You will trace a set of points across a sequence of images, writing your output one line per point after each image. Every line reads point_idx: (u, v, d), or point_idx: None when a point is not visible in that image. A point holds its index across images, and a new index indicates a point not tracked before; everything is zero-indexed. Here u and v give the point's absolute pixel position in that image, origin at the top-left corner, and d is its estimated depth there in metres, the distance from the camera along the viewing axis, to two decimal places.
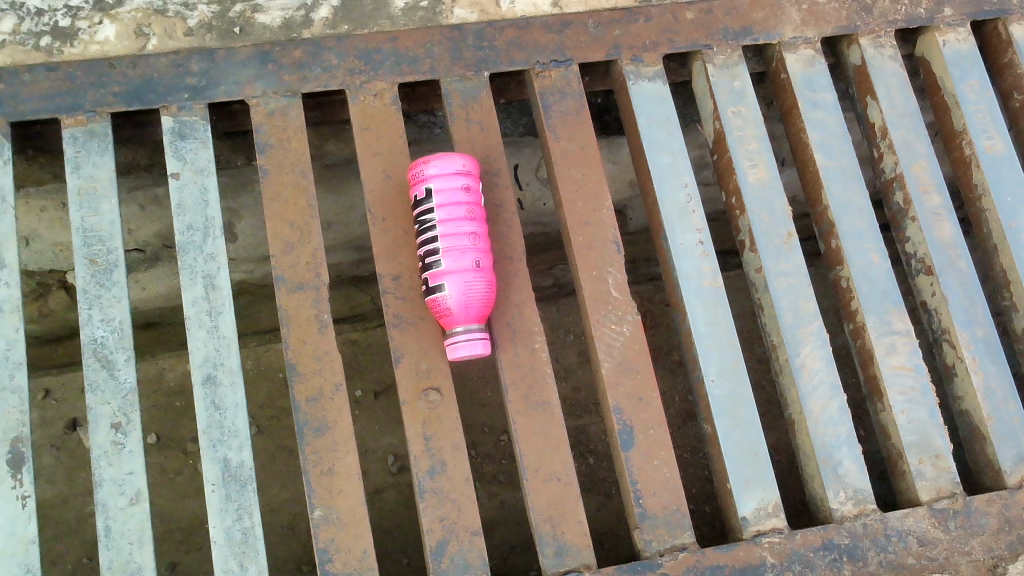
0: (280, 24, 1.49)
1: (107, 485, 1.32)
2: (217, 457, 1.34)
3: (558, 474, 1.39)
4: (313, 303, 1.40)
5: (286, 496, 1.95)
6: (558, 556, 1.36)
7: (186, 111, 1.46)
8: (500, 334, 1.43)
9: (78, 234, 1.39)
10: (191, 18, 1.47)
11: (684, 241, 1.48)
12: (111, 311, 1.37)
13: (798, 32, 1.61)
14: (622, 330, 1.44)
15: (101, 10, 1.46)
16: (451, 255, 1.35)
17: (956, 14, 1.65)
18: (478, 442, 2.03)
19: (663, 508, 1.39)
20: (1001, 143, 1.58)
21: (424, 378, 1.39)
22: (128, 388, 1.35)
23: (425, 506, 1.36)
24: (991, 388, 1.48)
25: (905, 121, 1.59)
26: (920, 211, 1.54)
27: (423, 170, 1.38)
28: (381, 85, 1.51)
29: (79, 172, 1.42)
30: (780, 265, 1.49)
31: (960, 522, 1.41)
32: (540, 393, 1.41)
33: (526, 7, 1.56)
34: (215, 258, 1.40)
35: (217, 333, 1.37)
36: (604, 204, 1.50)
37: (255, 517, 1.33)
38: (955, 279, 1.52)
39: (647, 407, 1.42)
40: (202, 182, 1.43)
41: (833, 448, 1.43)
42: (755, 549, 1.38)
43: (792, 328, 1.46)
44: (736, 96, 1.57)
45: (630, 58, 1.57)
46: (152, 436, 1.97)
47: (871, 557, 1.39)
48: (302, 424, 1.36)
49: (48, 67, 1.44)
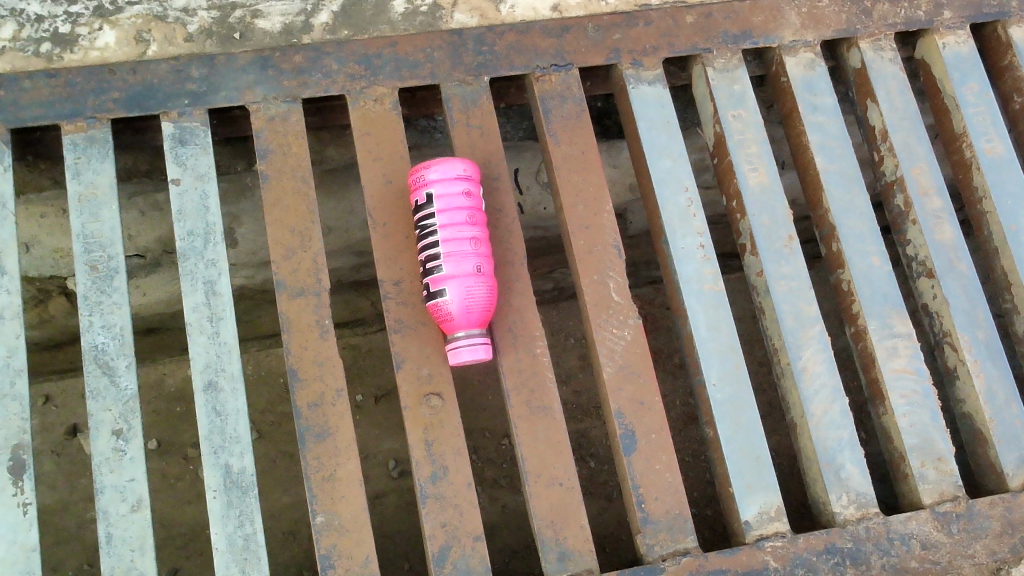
0: (280, 29, 1.49)
1: (108, 492, 1.32)
2: (219, 463, 1.33)
3: (560, 479, 1.38)
4: (314, 308, 1.40)
5: (287, 500, 1.95)
6: (560, 561, 1.35)
7: (186, 117, 1.46)
8: (501, 339, 1.42)
9: (79, 240, 1.39)
10: (191, 24, 1.47)
11: (684, 245, 1.48)
12: (112, 318, 1.37)
13: (798, 36, 1.61)
14: (624, 334, 1.44)
15: (100, 16, 1.46)
16: (452, 260, 1.35)
17: (955, 17, 1.65)
18: (479, 446, 2.03)
19: (666, 513, 1.38)
20: (1001, 146, 1.58)
21: (426, 383, 1.39)
22: (130, 394, 1.35)
23: (427, 512, 1.35)
24: (993, 391, 1.48)
25: (905, 124, 1.59)
26: (921, 213, 1.54)
27: (424, 176, 1.38)
28: (381, 90, 1.51)
29: (80, 179, 1.42)
30: (781, 268, 1.49)
31: (963, 525, 1.41)
32: (541, 398, 1.41)
33: (526, 12, 1.56)
34: (215, 264, 1.40)
35: (218, 339, 1.37)
36: (604, 208, 1.50)
37: (256, 523, 1.33)
38: (956, 281, 1.52)
39: (649, 411, 1.42)
40: (202, 188, 1.43)
41: (835, 452, 1.43)
42: (757, 553, 1.38)
43: (793, 331, 1.46)
44: (736, 100, 1.57)
45: (631, 62, 1.57)
46: (153, 442, 1.96)
47: (874, 560, 1.39)
48: (304, 431, 1.36)
49: (48, 73, 1.45)
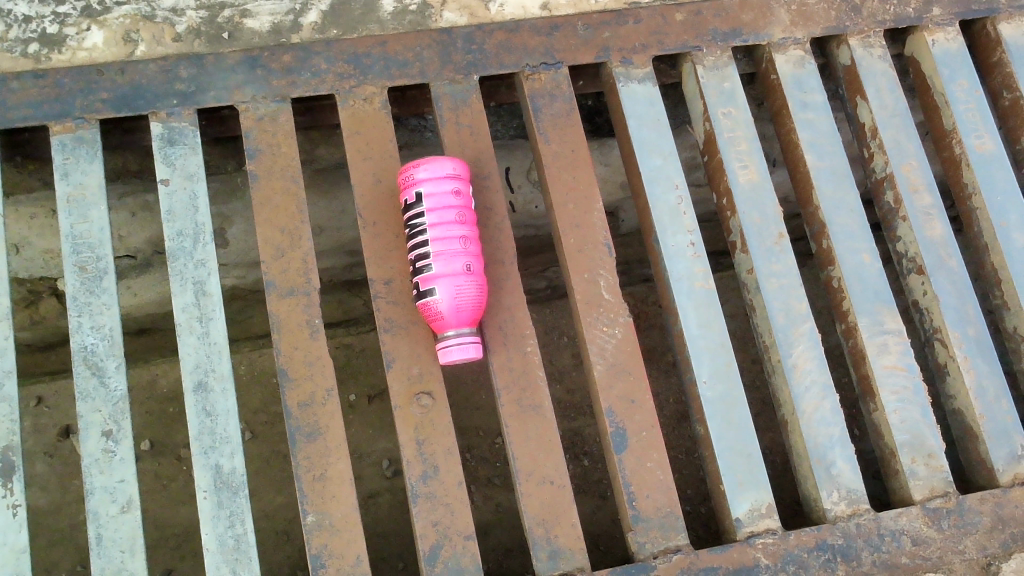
0: (268, 29, 1.48)
1: (97, 493, 1.32)
2: (210, 464, 1.33)
3: (552, 478, 1.38)
4: (304, 308, 1.40)
5: (281, 500, 1.95)
6: (552, 559, 1.35)
7: (175, 117, 1.45)
8: (492, 338, 1.42)
9: (68, 241, 1.39)
10: (179, 24, 1.46)
11: (675, 243, 1.48)
12: (101, 318, 1.37)
13: (788, 33, 1.61)
14: (614, 332, 1.44)
15: (88, 16, 1.45)
16: (442, 259, 1.34)
17: (944, 13, 1.65)
18: (472, 445, 2.02)
19: (657, 510, 1.39)
20: (991, 142, 1.59)
21: (416, 382, 1.39)
22: (119, 395, 1.35)
23: (418, 511, 1.35)
24: (984, 387, 1.48)
25: (895, 120, 1.59)
26: (911, 210, 1.54)
27: (413, 175, 1.38)
28: (371, 89, 1.50)
29: (68, 179, 1.42)
30: (771, 265, 1.49)
31: (953, 521, 1.41)
32: (532, 396, 1.41)
33: (516, 10, 1.55)
34: (205, 264, 1.39)
35: (208, 340, 1.37)
36: (595, 206, 1.50)
37: (247, 523, 1.32)
38: (946, 277, 1.52)
39: (640, 409, 1.42)
40: (192, 189, 1.42)
41: (826, 448, 1.43)
42: (748, 550, 1.38)
43: (784, 328, 1.46)
44: (725, 98, 1.57)
45: (621, 60, 1.57)
46: (145, 443, 1.96)
47: (864, 556, 1.39)
48: (294, 430, 1.36)
49: (36, 74, 1.44)
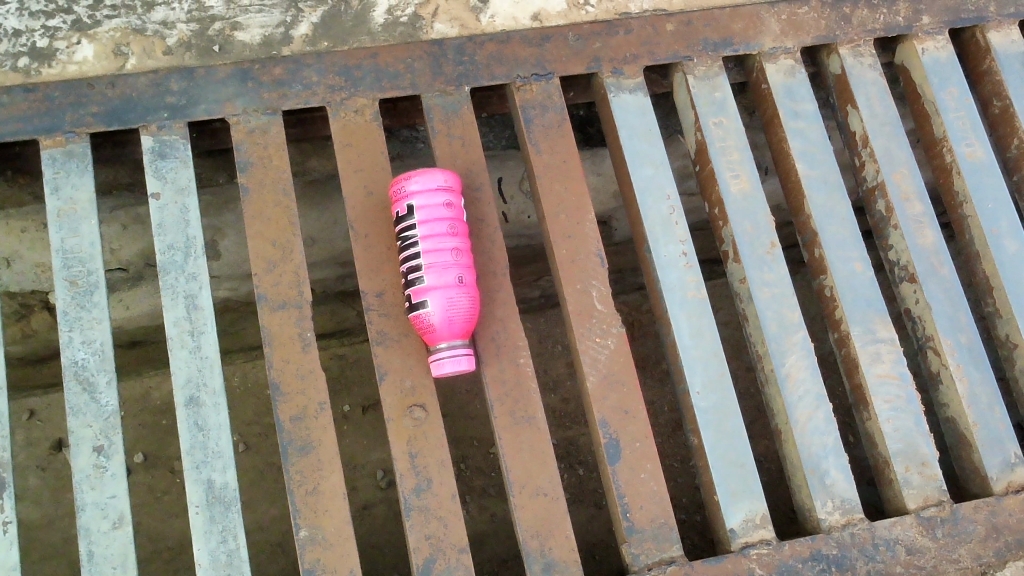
0: (259, 41, 1.48)
1: (88, 509, 1.31)
2: (202, 479, 1.32)
3: (545, 489, 1.38)
4: (296, 321, 1.39)
5: (275, 512, 1.94)
6: (546, 572, 1.35)
7: (166, 130, 1.45)
8: (485, 349, 1.42)
9: (58, 255, 1.38)
10: (170, 37, 1.46)
11: (667, 253, 1.48)
12: (92, 333, 1.36)
13: (778, 43, 1.62)
14: (608, 343, 1.44)
15: (78, 29, 1.45)
16: (434, 271, 1.34)
17: (934, 22, 1.66)
18: (467, 455, 2.02)
19: (651, 522, 1.38)
20: (980, 150, 1.59)
21: (409, 395, 1.39)
22: (110, 411, 1.34)
23: (412, 524, 1.35)
24: (976, 395, 1.48)
25: (885, 128, 1.59)
26: (902, 218, 1.55)
27: (404, 187, 1.37)
28: (362, 100, 1.50)
29: (59, 194, 1.41)
30: (763, 275, 1.49)
31: (948, 529, 1.41)
32: (525, 408, 1.41)
33: (507, 21, 1.56)
34: (196, 278, 1.39)
35: (200, 354, 1.36)
36: (587, 217, 1.50)
37: (239, 539, 1.32)
38: (938, 286, 1.52)
39: (633, 420, 1.42)
40: (183, 202, 1.42)
41: (819, 458, 1.43)
42: (743, 561, 1.37)
43: (777, 337, 1.46)
44: (717, 107, 1.57)
45: (612, 71, 1.57)
46: (139, 456, 1.96)
47: (859, 566, 1.39)
48: (287, 444, 1.35)
49: (26, 88, 1.44)
